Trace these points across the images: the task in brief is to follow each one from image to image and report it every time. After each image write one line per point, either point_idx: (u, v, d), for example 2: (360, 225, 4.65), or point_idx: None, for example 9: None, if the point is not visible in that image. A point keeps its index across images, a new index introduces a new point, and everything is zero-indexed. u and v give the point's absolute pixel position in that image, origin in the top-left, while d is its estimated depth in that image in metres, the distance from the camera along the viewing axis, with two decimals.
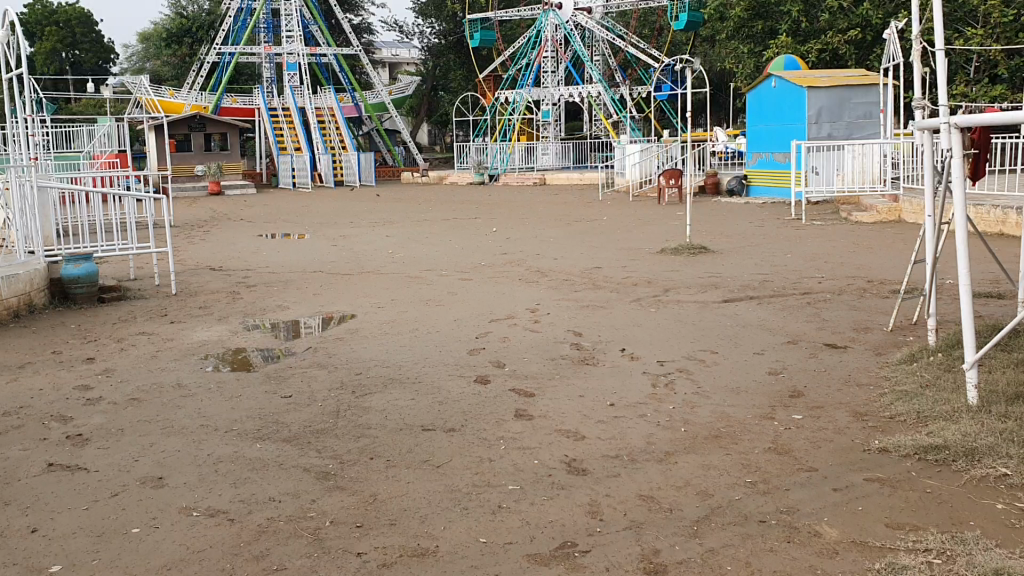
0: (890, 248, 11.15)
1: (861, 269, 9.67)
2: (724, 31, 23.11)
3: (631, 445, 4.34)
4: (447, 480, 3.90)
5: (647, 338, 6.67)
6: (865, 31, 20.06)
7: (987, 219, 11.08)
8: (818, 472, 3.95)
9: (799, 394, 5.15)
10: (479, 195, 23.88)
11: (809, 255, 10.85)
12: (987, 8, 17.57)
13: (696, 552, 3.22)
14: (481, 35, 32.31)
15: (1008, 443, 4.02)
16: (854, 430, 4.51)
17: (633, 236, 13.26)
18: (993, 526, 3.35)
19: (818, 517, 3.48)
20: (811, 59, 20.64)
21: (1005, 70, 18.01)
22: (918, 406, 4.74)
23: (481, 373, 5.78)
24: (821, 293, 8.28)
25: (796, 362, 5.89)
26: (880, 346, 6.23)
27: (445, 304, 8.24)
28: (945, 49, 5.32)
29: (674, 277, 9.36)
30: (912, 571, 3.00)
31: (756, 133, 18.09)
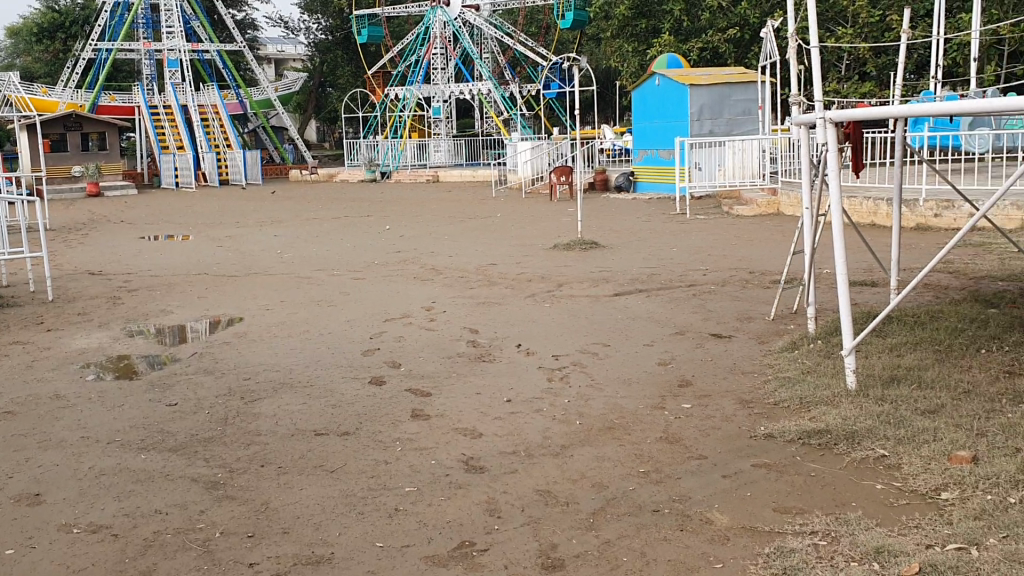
0: (770, 240, 11.54)
1: (744, 261, 9.96)
2: (609, 30, 23.48)
3: (527, 440, 4.36)
4: (341, 485, 3.83)
5: (541, 333, 6.72)
6: (744, 30, 20.72)
7: (860, 210, 11.58)
8: (708, 459, 4.04)
9: (688, 384, 5.27)
10: (371, 192, 23.62)
11: (694, 248, 11.12)
12: (855, 9, 18.41)
13: (593, 545, 3.25)
14: (368, 32, 32.06)
15: (885, 426, 4.20)
16: (741, 418, 4.64)
17: (525, 233, 13.33)
18: (874, 506, 3.49)
19: (709, 504, 3.56)
20: (693, 58, 21.21)
21: (873, 68, 18.90)
22: (801, 392, 4.90)
23: (375, 374, 5.71)
24: (707, 285, 8.48)
25: (684, 352, 6.02)
26: (762, 335, 6.44)
27: (337, 305, 8.11)
28: (819, 46, 5.46)
29: (566, 273, 9.46)
30: (799, 554, 3.09)
31: (642, 130, 18.48)
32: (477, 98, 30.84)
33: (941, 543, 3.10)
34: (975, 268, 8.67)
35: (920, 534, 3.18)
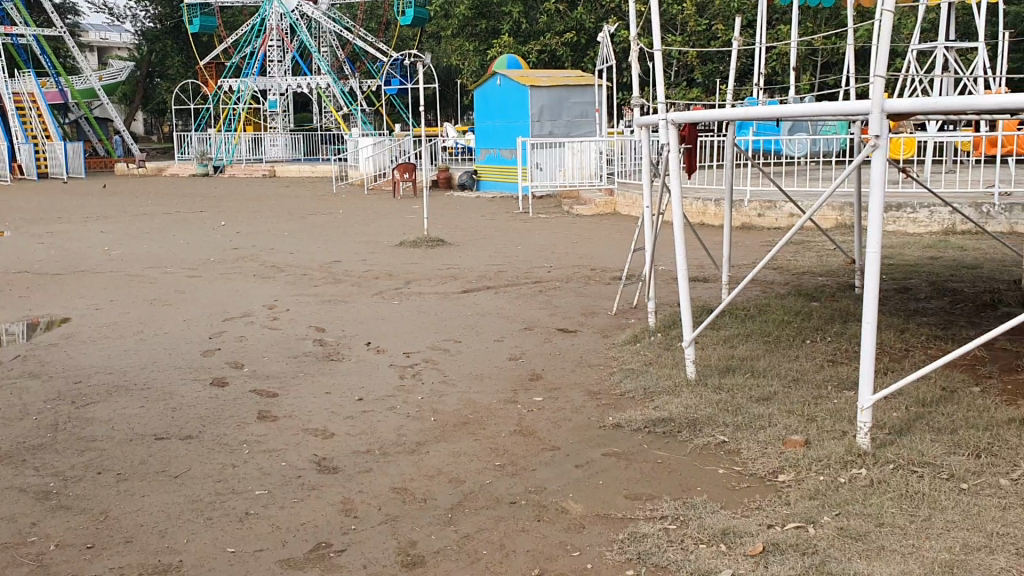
0: (609, 238, 11.88)
1: (585, 258, 10.22)
2: (450, 28, 23.51)
3: (381, 438, 4.31)
4: (188, 491, 3.67)
5: (390, 330, 6.65)
6: (580, 34, 21.19)
7: (693, 209, 12.08)
8: (560, 450, 4.11)
9: (538, 377, 5.35)
10: (206, 188, 22.77)
11: (538, 246, 11.30)
12: (684, 17, 19.14)
13: (452, 539, 3.25)
14: (201, 22, 30.71)
15: (724, 414, 4.40)
16: (590, 409, 4.74)
17: (370, 230, 13.18)
18: (717, 490, 3.64)
19: (564, 494, 3.62)
20: (532, 60, 21.54)
21: (700, 75, 19.79)
22: (645, 383, 5.06)
23: (218, 375, 5.50)
24: (552, 281, 8.64)
25: (532, 346, 6.11)
26: (606, 328, 6.61)
27: (173, 304, 7.76)
28: (661, 50, 5.61)
29: (413, 270, 9.42)
30: (652, 538, 3.18)
31: (484, 129, 18.65)
32: (315, 92, 30.25)
33: (780, 523, 3.26)
34: (798, 264, 9.22)
35: (761, 514, 3.34)
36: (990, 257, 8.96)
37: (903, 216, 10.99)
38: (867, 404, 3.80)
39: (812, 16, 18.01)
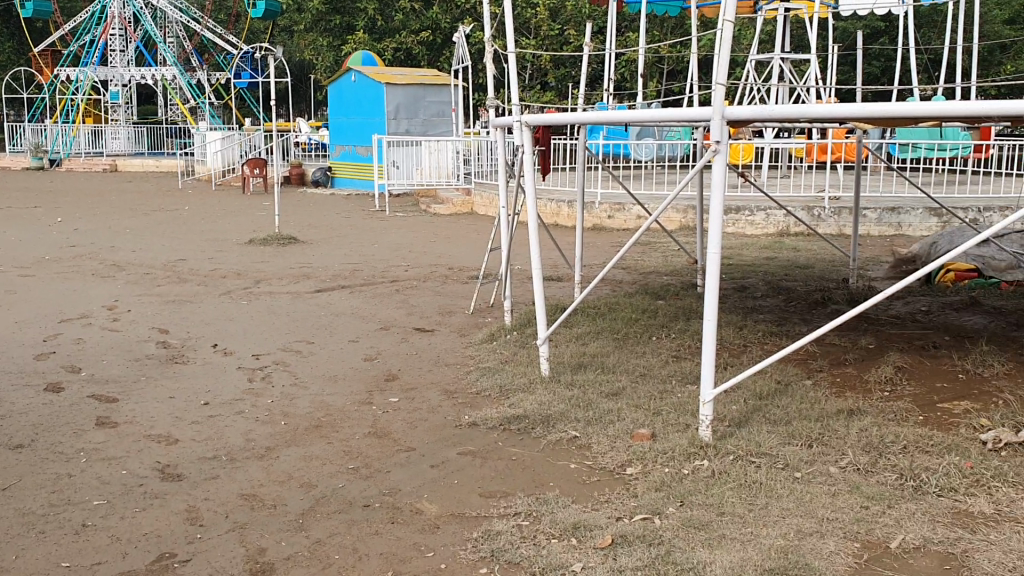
0: (464, 238, 11.93)
1: (441, 257, 10.21)
2: (302, 23, 22.96)
3: (229, 443, 4.18)
4: (18, 504, 3.45)
5: (240, 332, 6.46)
6: (435, 33, 21.28)
7: (546, 210, 12.27)
8: (415, 451, 4.09)
9: (392, 377, 5.31)
10: (39, 181, 21.49)
11: (393, 245, 11.23)
12: (538, 20, 19.39)
13: (303, 545, 3.19)
14: (34, 6, 28.83)
15: (576, 410, 4.49)
16: (445, 408, 4.74)
17: (218, 228, 12.77)
18: (569, 485, 3.70)
19: (418, 495, 3.61)
20: (387, 57, 21.36)
21: (553, 79, 20.19)
22: (500, 381, 5.10)
23: (53, 380, 5.20)
24: (408, 280, 8.59)
25: (387, 347, 6.06)
26: (462, 327, 6.63)
27: (2, 305, 7.29)
28: (514, 52, 5.66)
29: (264, 269, 9.18)
30: (505, 535, 3.21)
31: (338, 126, 18.37)
32: (160, 83, 29.05)
33: (629, 515, 3.36)
34: (646, 264, 9.52)
35: (611, 507, 3.42)
36: (820, 257, 9.51)
37: (742, 219, 11.51)
38: (709, 398, 3.96)
39: (659, 25, 18.62)
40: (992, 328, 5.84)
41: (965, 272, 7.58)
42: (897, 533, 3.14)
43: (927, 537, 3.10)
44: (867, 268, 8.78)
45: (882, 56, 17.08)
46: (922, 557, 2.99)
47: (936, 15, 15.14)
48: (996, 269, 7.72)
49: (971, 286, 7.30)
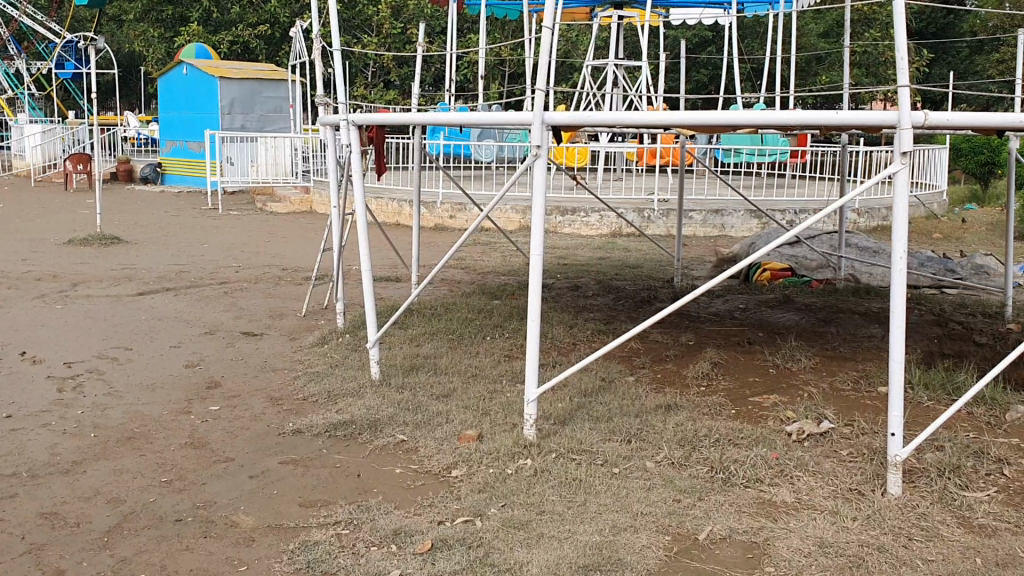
0: (301, 237, 11.66)
1: (276, 257, 9.94)
2: (130, 12, 21.78)
3: (31, 459, 3.91)
4: None
5: (52, 338, 6.08)
6: (274, 27, 20.63)
7: (386, 210, 12.12)
8: (234, 461, 3.95)
9: (216, 385, 5.10)
10: None
11: (226, 245, 10.87)
12: (379, 18, 19.17)
13: (106, 565, 3.02)
14: None
15: (404, 413, 4.44)
16: (270, 414, 4.58)
17: (34, 226, 12.01)
18: (393, 489, 3.63)
19: (234, 507, 3.48)
20: (223, 50, 20.68)
21: (397, 77, 20.00)
22: (328, 385, 4.98)
23: None
24: (238, 282, 8.31)
25: (212, 352, 5.84)
26: (293, 330, 6.46)
27: None
28: (341, 49, 5.56)
29: (83, 271, 8.69)
30: (322, 546, 3.13)
31: (169, 120, 17.61)
32: None
33: (451, 518, 3.35)
34: (482, 263, 9.59)
35: (433, 510, 3.40)
36: (650, 257, 9.85)
37: (578, 220, 11.76)
38: (532, 397, 4.01)
39: (500, 27, 18.82)
40: (801, 324, 6.20)
41: (779, 271, 8.02)
42: (706, 524, 3.27)
43: (733, 527, 3.24)
44: (692, 268, 9.16)
45: (710, 64, 17.88)
46: (727, 546, 3.12)
47: (758, 25, 15.97)
48: (808, 269, 8.20)
49: (785, 285, 7.72)
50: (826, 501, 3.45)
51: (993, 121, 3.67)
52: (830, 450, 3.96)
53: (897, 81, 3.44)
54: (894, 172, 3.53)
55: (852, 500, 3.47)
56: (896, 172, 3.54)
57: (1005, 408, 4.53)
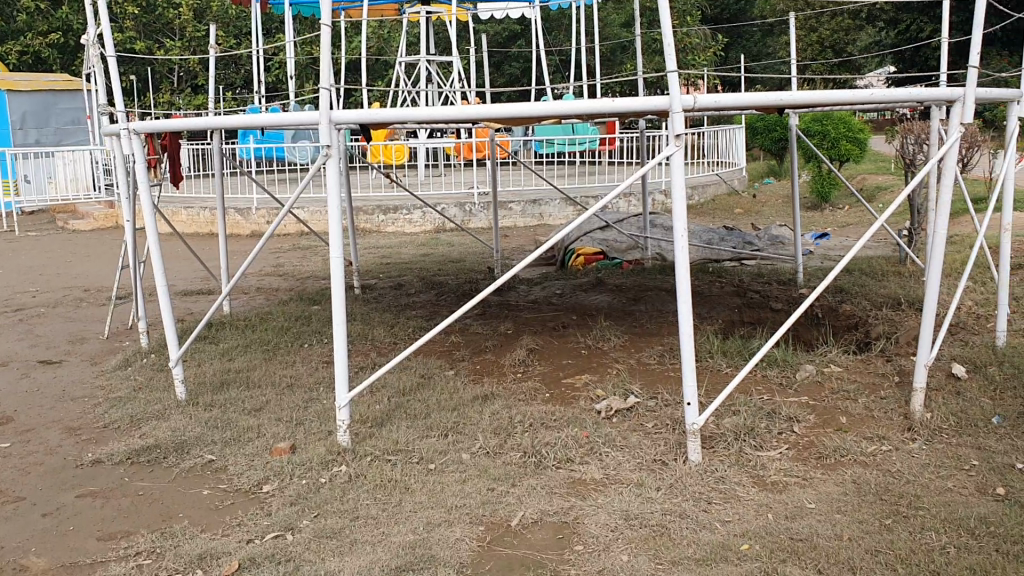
0: (108, 254, 11.04)
1: (80, 278, 9.36)
2: None
3: None
4: None
5: None
6: (68, 35, 19.51)
7: (197, 220, 11.62)
8: (26, 501, 3.68)
9: (6, 421, 4.74)
10: None
11: (24, 268, 10.14)
12: (182, 22, 18.32)
13: None
14: None
15: (213, 431, 4.28)
16: (68, 446, 4.31)
17: None
18: (202, 512, 3.49)
19: (25, 551, 3.25)
20: (11, 61, 19.27)
21: (204, 80, 19.20)
22: (131, 410, 4.73)
23: None
24: (35, 308, 7.77)
25: (4, 385, 5.43)
26: (95, 355, 6.10)
27: None
28: (117, 55, 5.24)
29: None
30: None
31: None
32: None
33: (260, 534, 3.25)
34: (302, 269, 9.37)
35: (242, 529, 3.29)
36: (472, 250, 9.91)
37: (400, 217, 11.70)
38: (343, 403, 3.93)
39: (309, 27, 18.50)
40: (614, 304, 6.40)
41: (593, 255, 8.25)
42: (518, 510, 3.32)
43: (544, 510, 3.31)
44: (513, 258, 9.30)
45: (521, 57, 18.22)
46: (539, 529, 3.19)
47: (564, 18, 16.38)
48: (619, 251, 8.49)
49: (599, 268, 7.96)
50: (632, 474, 3.59)
51: (757, 101, 3.88)
52: (636, 424, 4.13)
53: (666, 67, 3.58)
54: (670, 155, 3.68)
55: (655, 470, 3.64)
56: (671, 155, 3.69)
57: (796, 368, 4.86)
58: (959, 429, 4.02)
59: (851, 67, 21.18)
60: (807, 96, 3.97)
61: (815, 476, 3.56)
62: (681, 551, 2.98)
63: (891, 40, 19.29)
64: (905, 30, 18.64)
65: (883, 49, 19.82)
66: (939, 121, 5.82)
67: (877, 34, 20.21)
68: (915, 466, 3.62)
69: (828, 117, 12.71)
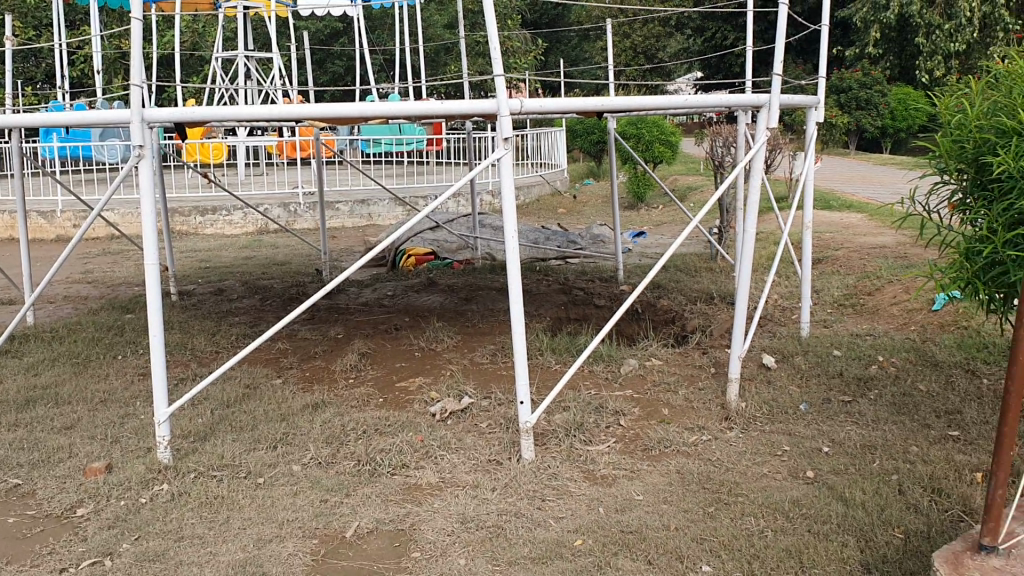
0: None
1: None
2: None
3: None
4: None
5: None
6: None
7: None
8: None
9: None
10: None
11: None
12: None
13: None
14: None
15: (19, 453, 3.97)
16: None
17: None
18: (6, 542, 3.23)
19: None
20: None
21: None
22: None
23: None
24: None
25: None
26: None
27: None
28: None
29: None
30: None
31: None
32: None
33: (75, 562, 3.04)
34: (114, 274, 8.86)
35: (54, 558, 3.07)
36: (297, 252, 9.68)
37: (220, 219, 11.29)
38: (163, 418, 3.74)
39: (117, 19, 17.53)
40: (444, 305, 6.41)
41: (424, 255, 8.25)
42: (353, 520, 3.26)
43: (379, 518, 3.27)
44: (340, 259, 9.15)
45: (344, 56, 17.96)
46: (374, 539, 3.14)
47: (386, 17, 16.28)
48: (449, 251, 8.53)
49: (428, 268, 7.95)
50: (467, 476, 3.61)
51: (582, 105, 3.97)
52: (470, 425, 4.15)
53: (493, 71, 3.61)
54: (499, 158, 3.71)
55: (490, 471, 3.67)
56: (500, 158, 3.72)
57: (620, 363, 5.02)
58: (770, 417, 4.27)
59: (662, 73, 22.18)
60: (627, 102, 4.09)
61: (642, 468, 3.69)
62: (518, 551, 3.01)
63: (698, 48, 20.31)
64: (711, 38, 19.68)
65: (692, 55, 20.82)
66: (746, 126, 6.14)
67: (685, 41, 21.24)
68: (733, 454, 3.81)
69: (642, 121, 13.21)
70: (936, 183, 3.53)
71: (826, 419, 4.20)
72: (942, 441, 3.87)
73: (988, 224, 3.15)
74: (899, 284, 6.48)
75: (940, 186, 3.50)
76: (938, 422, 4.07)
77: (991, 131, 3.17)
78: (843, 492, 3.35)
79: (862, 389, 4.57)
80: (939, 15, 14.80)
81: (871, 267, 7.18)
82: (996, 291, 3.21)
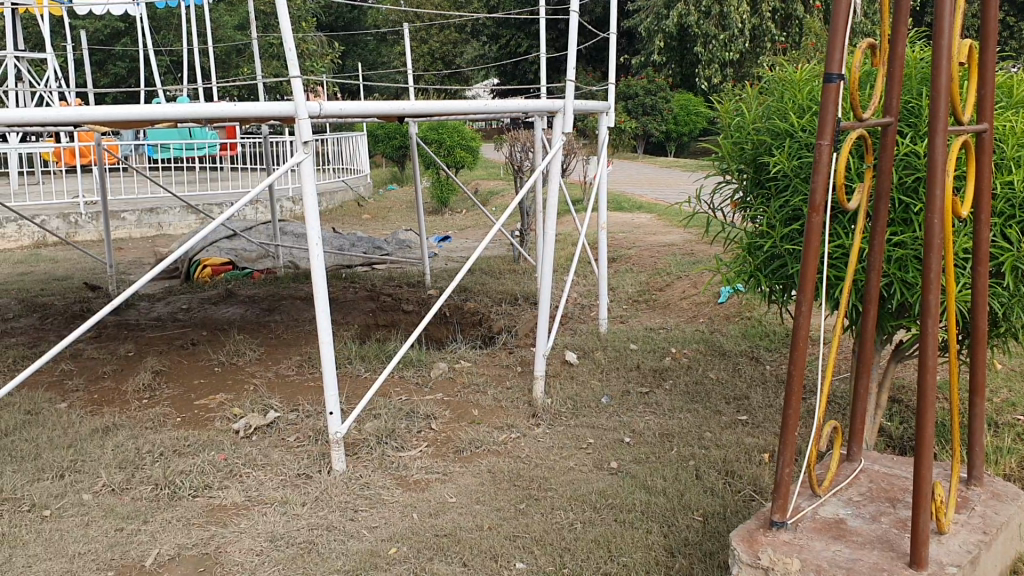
0: None
1: None
2: None
3: None
4: None
5: None
6: None
7: None
8: None
9: None
10: None
11: None
12: None
13: None
14: None
15: None
16: None
17: None
18: None
19: None
20: None
21: None
22: None
23: None
24: None
25: None
26: None
27: None
28: None
29: None
30: None
31: None
32: None
33: None
34: None
35: None
36: (79, 266, 9.03)
37: None
38: None
39: None
40: (244, 316, 6.19)
41: (220, 265, 7.95)
42: (152, 548, 3.07)
43: (181, 544, 3.10)
44: (128, 272, 8.63)
45: (125, 56, 16.98)
46: (177, 564, 2.99)
47: (172, 17, 15.56)
48: (248, 260, 8.25)
49: (226, 279, 7.67)
50: (275, 493, 3.49)
51: (382, 110, 3.91)
52: (276, 439, 4.03)
53: (289, 73, 3.49)
54: (299, 162, 3.60)
55: (299, 486, 3.57)
56: (301, 161, 3.60)
57: (430, 367, 5.02)
58: (576, 411, 4.39)
59: (460, 79, 22.45)
60: (427, 106, 4.07)
61: (455, 470, 3.70)
62: (332, 564, 2.94)
63: (494, 55, 20.76)
64: (506, 45, 20.20)
65: (488, 61, 21.22)
66: (543, 131, 6.26)
67: (482, 48, 21.61)
68: (540, 450, 3.89)
69: (443, 125, 13.29)
70: (720, 183, 3.72)
71: (627, 411, 4.36)
72: (732, 426, 4.11)
73: (767, 219, 3.36)
74: (688, 279, 6.84)
75: (723, 186, 3.71)
76: (728, 408, 4.32)
77: (766, 134, 3.40)
78: (646, 480, 3.49)
79: (658, 380, 4.79)
80: (715, 26, 15.67)
81: (662, 264, 7.56)
82: (776, 283, 3.44)
